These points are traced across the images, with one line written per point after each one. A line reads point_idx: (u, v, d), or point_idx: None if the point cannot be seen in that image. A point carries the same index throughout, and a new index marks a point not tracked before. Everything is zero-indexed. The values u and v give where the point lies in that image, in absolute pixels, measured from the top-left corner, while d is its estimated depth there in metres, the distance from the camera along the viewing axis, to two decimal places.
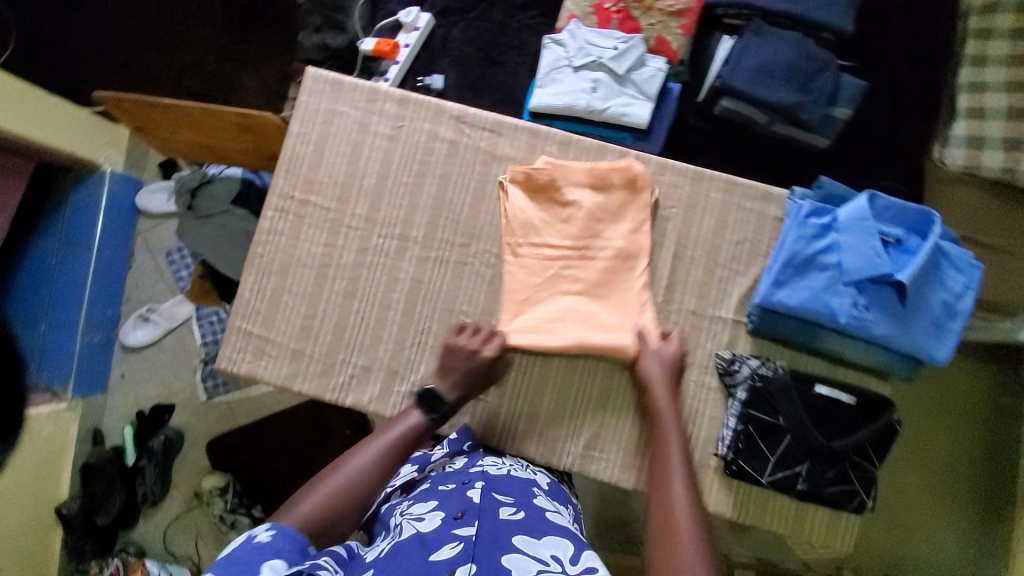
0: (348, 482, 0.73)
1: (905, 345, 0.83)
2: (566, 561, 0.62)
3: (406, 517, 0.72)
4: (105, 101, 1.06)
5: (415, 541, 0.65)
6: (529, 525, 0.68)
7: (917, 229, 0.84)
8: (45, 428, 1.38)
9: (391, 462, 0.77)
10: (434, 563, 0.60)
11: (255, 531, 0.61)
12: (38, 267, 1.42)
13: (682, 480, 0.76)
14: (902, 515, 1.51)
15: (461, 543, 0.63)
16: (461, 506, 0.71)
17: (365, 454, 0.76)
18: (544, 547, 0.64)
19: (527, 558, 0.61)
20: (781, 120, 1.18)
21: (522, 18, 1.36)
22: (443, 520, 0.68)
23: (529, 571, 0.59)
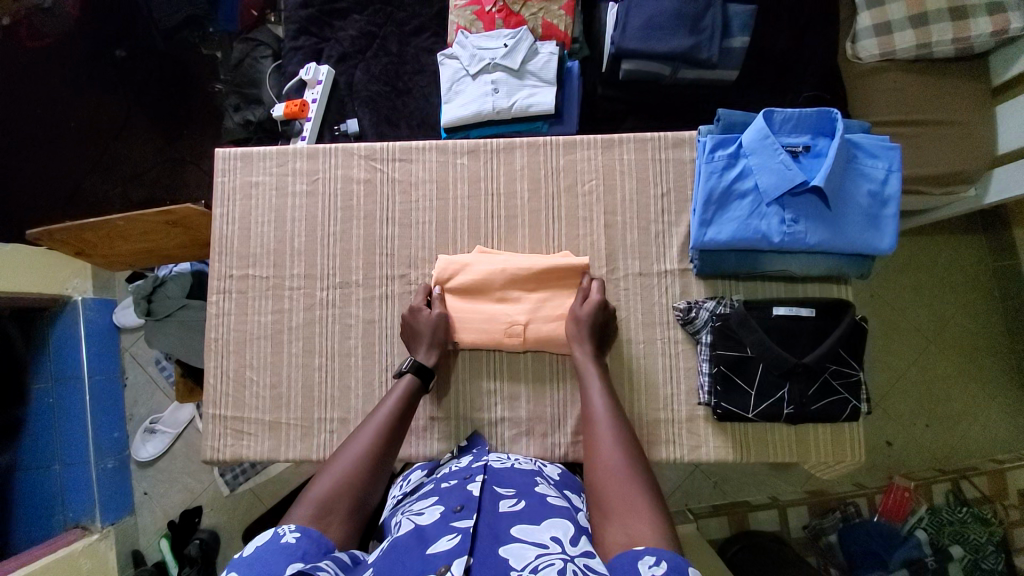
0: (359, 463, 0.72)
1: (843, 245, 0.84)
2: (566, 542, 0.60)
3: (406, 514, 0.71)
4: (39, 238, 1.09)
5: (413, 538, 0.63)
6: (529, 513, 0.66)
7: (822, 132, 0.86)
8: (86, 563, 1.38)
9: (395, 433, 0.79)
10: (430, 558, 0.58)
11: (281, 530, 0.60)
12: (40, 408, 1.46)
13: (608, 424, 0.75)
14: (938, 406, 1.48)
15: (460, 535, 0.61)
16: (461, 499, 0.69)
17: (367, 433, 0.77)
18: (544, 531, 0.62)
19: (526, 546, 0.59)
20: (684, 66, 1.15)
21: (417, 42, 1.36)
22: (442, 514, 0.67)
23: (527, 558, 0.56)
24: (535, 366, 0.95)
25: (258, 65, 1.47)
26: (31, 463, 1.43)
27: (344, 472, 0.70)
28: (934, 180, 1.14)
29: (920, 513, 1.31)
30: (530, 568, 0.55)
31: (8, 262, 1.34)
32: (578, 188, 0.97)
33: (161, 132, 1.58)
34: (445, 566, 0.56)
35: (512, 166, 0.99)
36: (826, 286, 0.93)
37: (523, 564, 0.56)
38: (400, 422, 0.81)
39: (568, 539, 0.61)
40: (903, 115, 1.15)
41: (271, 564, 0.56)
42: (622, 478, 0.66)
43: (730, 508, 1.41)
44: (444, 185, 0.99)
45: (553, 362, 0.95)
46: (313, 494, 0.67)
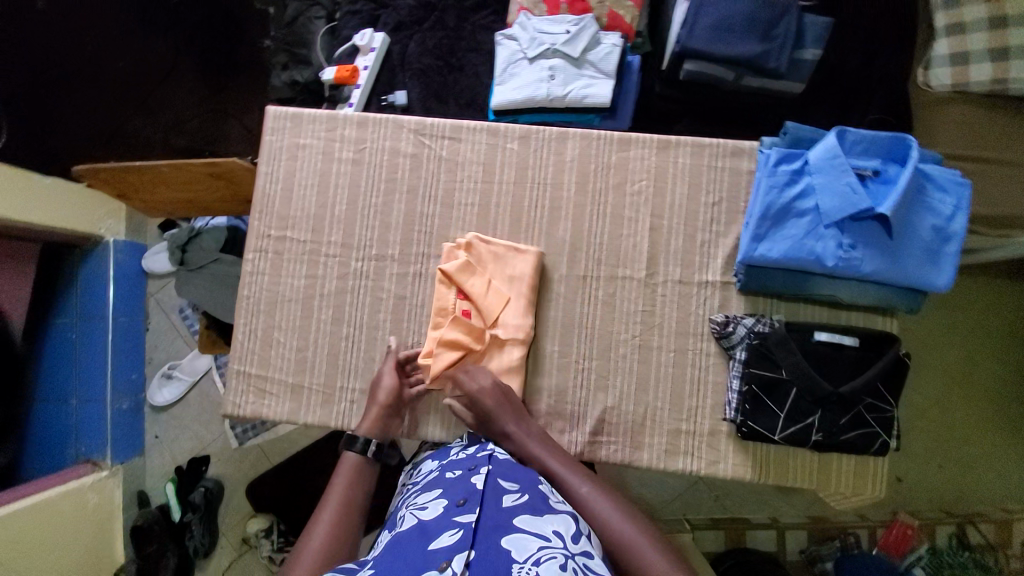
0: (321, 551, 0.71)
1: (897, 278, 0.81)
2: (568, 538, 0.61)
3: (410, 507, 0.70)
4: (84, 175, 1.09)
5: (415, 532, 0.63)
6: (531, 507, 0.66)
7: (892, 160, 0.83)
8: (92, 497, 1.41)
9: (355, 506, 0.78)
10: (433, 552, 0.58)
11: None
12: (62, 342, 1.50)
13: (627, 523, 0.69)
14: (955, 449, 1.45)
15: (462, 530, 0.61)
16: (464, 492, 0.68)
17: (324, 518, 0.75)
18: (545, 523, 0.63)
19: (527, 537, 0.59)
20: (749, 73, 1.11)
21: (475, 18, 1.33)
22: (446, 508, 0.66)
23: (529, 550, 0.57)
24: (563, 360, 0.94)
25: (311, 25, 1.46)
26: (51, 396, 1.48)
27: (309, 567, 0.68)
28: (991, 222, 1.10)
29: (920, 552, 1.31)
30: (532, 561, 0.56)
31: (45, 194, 1.34)
32: (627, 186, 0.95)
33: (206, 81, 1.58)
34: (445, 562, 0.56)
35: (562, 157, 0.97)
36: (870, 316, 0.90)
37: (525, 557, 0.56)
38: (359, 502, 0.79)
39: (569, 536, 0.62)
40: (967, 149, 1.10)
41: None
42: (621, 525, 0.69)
43: (729, 523, 1.40)
44: (491, 169, 0.98)
45: (580, 345, 0.93)
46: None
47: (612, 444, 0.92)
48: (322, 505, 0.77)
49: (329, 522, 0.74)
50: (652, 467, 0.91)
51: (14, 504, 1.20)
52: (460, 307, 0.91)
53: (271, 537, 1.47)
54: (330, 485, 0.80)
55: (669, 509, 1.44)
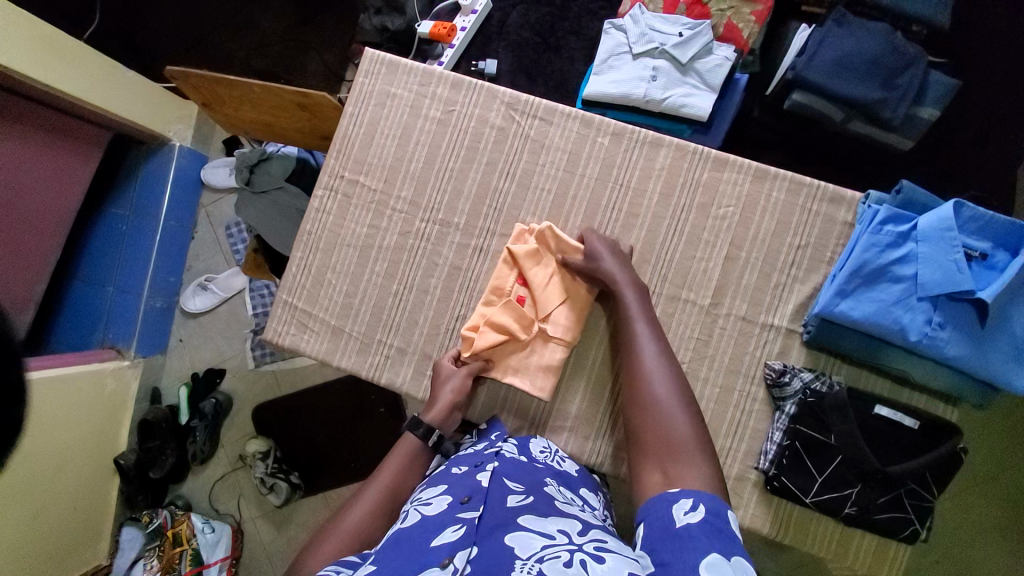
0: (353, 535, 0.68)
1: (980, 370, 0.76)
2: (573, 534, 0.57)
3: (414, 502, 0.69)
4: (176, 77, 1.10)
5: (418, 528, 0.61)
6: (537, 506, 0.63)
7: (1006, 245, 0.77)
8: (110, 383, 1.45)
9: (396, 499, 0.75)
10: (435, 548, 0.56)
11: None
12: (112, 232, 1.53)
13: (656, 360, 0.75)
14: (967, 552, 1.39)
15: (464, 526, 0.59)
16: (468, 490, 0.67)
17: (367, 500, 0.73)
18: (550, 523, 0.59)
19: (531, 535, 0.55)
20: (860, 118, 1.04)
21: (583, 1, 1.28)
22: (449, 504, 0.65)
23: (532, 548, 0.53)
24: (603, 370, 0.92)
25: None
26: (91, 276, 1.51)
27: (340, 546, 0.67)
28: None
29: None
30: (535, 558, 0.51)
31: (126, 87, 1.36)
32: (712, 209, 0.91)
33: (300, 8, 1.56)
34: (447, 558, 0.54)
35: (651, 163, 0.93)
36: (934, 401, 0.85)
37: (528, 555, 0.52)
38: (399, 493, 0.75)
39: (575, 532, 0.57)
40: None
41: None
42: (672, 411, 0.69)
43: None
44: (575, 159, 0.94)
45: None
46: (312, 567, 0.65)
47: None
48: (369, 486, 0.75)
49: (369, 506, 0.72)
50: None
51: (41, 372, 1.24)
52: (517, 292, 0.90)
53: (267, 460, 1.49)
54: (382, 466, 0.78)
55: None
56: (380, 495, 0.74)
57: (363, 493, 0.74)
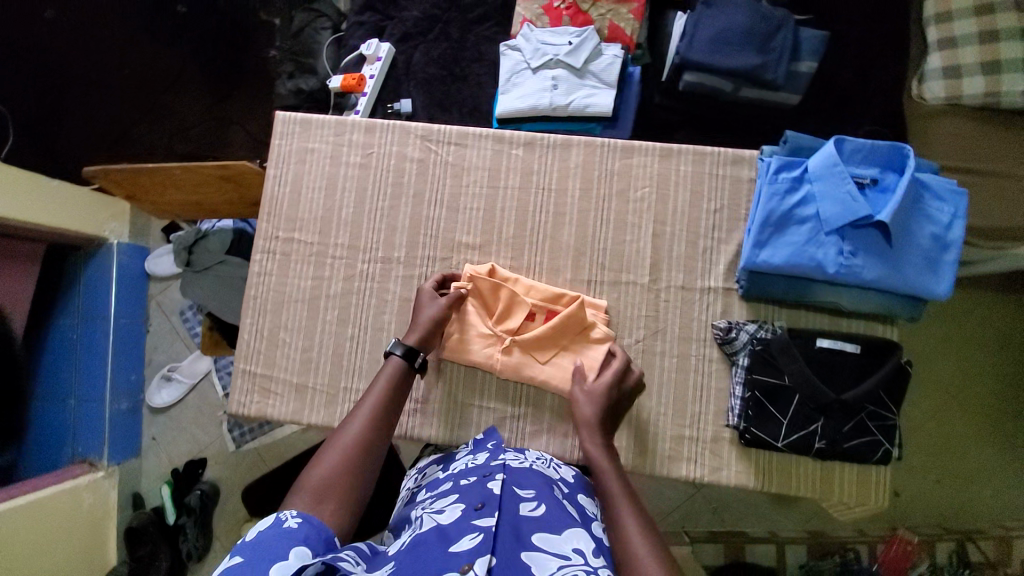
0: (350, 450, 0.71)
1: (898, 285, 0.82)
2: (589, 553, 0.61)
3: (427, 510, 0.69)
4: (95, 176, 1.11)
5: (435, 534, 0.61)
6: (550, 519, 0.65)
7: (890, 168, 0.85)
8: (87, 497, 1.39)
9: (390, 414, 0.77)
10: (454, 554, 0.56)
11: (283, 515, 0.60)
12: (62, 343, 1.49)
13: (628, 503, 0.70)
14: (955, 464, 1.44)
15: (482, 534, 0.59)
16: (481, 496, 0.67)
17: (363, 412, 0.75)
18: (565, 542, 0.62)
19: (548, 556, 0.59)
20: (747, 85, 1.13)
21: (479, 30, 1.35)
22: (463, 512, 0.64)
23: (550, 568, 0.58)
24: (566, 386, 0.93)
25: (318, 35, 1.48)
26: (50, 394, 1.46)
27: (339, 456, 0.69)
28: (986, 234, 1.11)
29: (921, 569, 1.29)
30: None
31: (54, 197, 1.35)
32: (631, 193, 0.96)
33: (212, 89, 1.60)
34: (467, 565, 0.55)
35: (566, 164, 0.98)
36: (871, 324, 0.91)
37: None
38: (396, 402, 0.79)
39: (590, 550, 0.61)
40: (961, 162, 1.12)
41: (280, 549, 0.55)
42: (644, 544, 0.64)
43: (728, 537, 1.38)
44: (496, 174, 0.99)
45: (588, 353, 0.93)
46: (312, 477, 0.67)
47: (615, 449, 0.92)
48: (364, 400, 0.78)
49: (365, 420, 0.74)
50: (655, 473, 0.91)
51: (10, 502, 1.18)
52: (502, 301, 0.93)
53: None
54: (374, 382, 0.80)
55: (665, 519, 1.44)
56: (375, 408, 0.76)
57: (357, 409, 0.76)
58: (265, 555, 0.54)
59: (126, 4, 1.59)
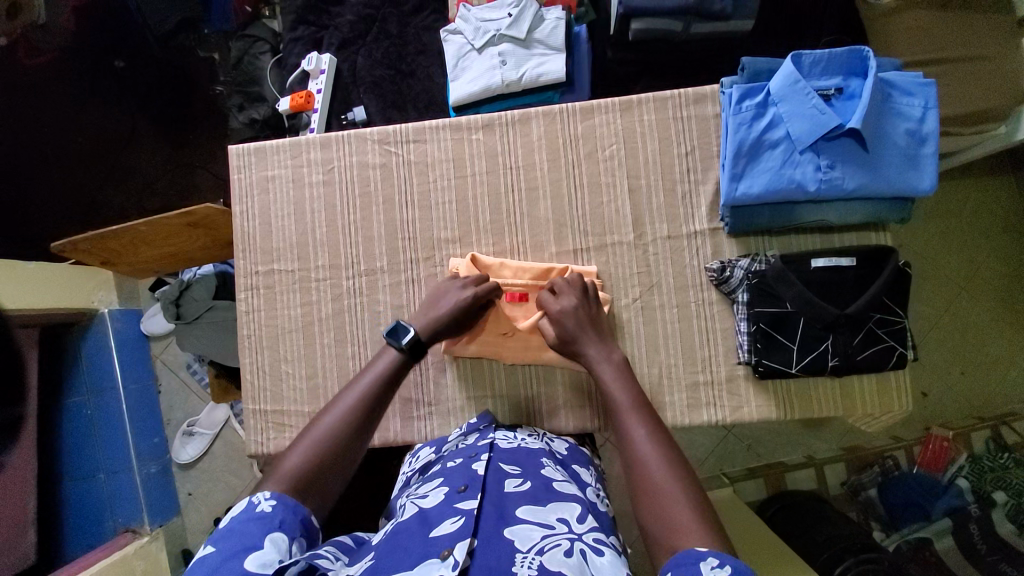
0: (329, 439, 0.66)
1: (882, 189, 0.81)
2: (573, 521, 0.60)
3: (411, 497, 0.69)
4: (64, 249, 1.10)
5: (416, 520, 0.61)
6: (534, 493, 0.66)
7: (854, 72, 0.83)
8: (139, 564, 1.40)
9: (377, 404, 0.73)
10: (434, 540, 0.56)
11: (256, 497, 0.58)
12: (77, 420, 1.48)
13: (642, 428, 0.67)
14: (977, 353, 1.44)
15: (463, 516, 0.59)
16: (465, 478, 0.68)
17: (348, 401, 0.71)
18: (549, 512, 0.62)
19: (532, 527, 0.59)
20: (696, 19, 1.08)
21: (417, 22, 1.32)
22: (447, 495, 0.65)
23: (532, 541, 0.57)
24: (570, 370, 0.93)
25: (258, 61, 1.45)
26: (77, 473, 1.46)
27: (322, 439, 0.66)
28: (964, 119, 1.07)
29: (960, 462, 1.28)
30: (536, 550, 0.55)
31: (33, 279, 1.32)
32: (599, 153, 0.94)
33: (167, 139, 1.57)
34: (448, 550, 0.54)
35: (529, 138, 0.96)
36: (864, 233, 0.90)
37: (528, 547, 0.56)
38: (388, 389, 0.75)
39: (574, 518, 0.61)
40: (928, 54, 1.08)
41: (250, 534, 0.54)
42: (654, 464, 0.63)
43: (766, 470, 1.41)
44: (462, 164, 0.97)
45: None
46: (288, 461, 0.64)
47: None
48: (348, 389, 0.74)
49: (351, 405, 0.71)
50: (679, 424, 0.91)
51: None
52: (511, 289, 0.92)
53: None
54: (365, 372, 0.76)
55: (703, 467, 1.44)
56: (360, 398, 0.71)
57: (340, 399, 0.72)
58: (234, 541, 0.53)
59: (61, 71, 1.54)
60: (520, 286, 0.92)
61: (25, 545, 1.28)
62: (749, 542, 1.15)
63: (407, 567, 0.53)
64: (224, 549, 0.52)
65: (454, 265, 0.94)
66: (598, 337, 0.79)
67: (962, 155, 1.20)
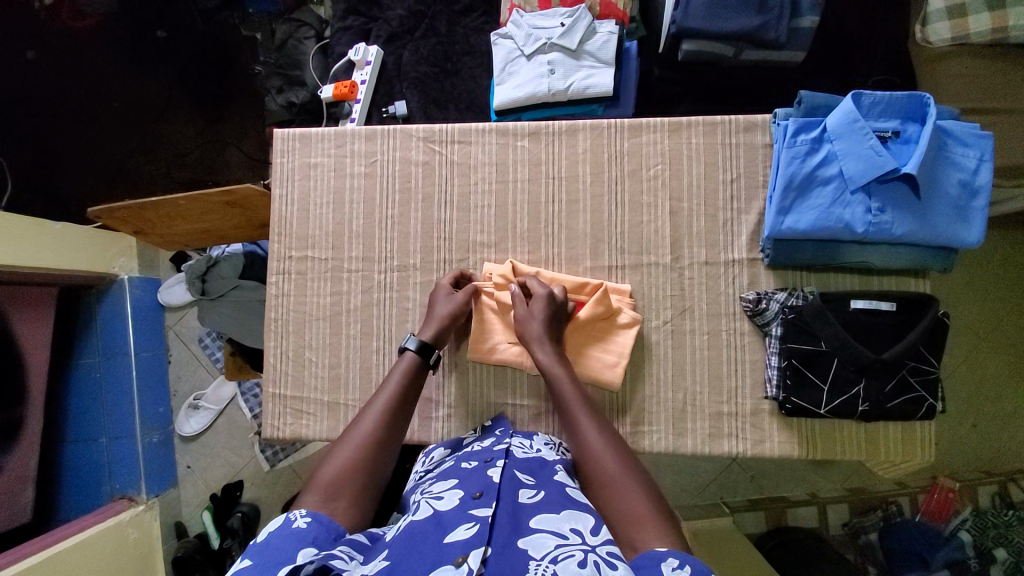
0: (360, 453, 0.69)
1: (930, 237, 0.80)
2: (587, 533, 0.59)
3: (424, 496, 0.69)
4: (100, 216, 1.10)
5: (430, 524, 0.61)
6: (548, 502, 0.65)
7: (913, 117, 0.82)
8: (132, 532, 1.40)
9: (400, 415, 0.76)
10: (448, 546, 0.56)
11: (293, 514, 0.60)
12: (87, 383, 1.50)
13: (593, 427, 0.73)
14: (993, 408, 1.42)
15: (478, 524, 0.59)
16: (480, 485, 0.67)
17: (371, 414, 0.74)
18: (564, 521, 0.61)
19: (546, 535, 0.58)
20: (748, 47, 1.07)
21: (466, 22, 1.32)
22: (461, 500, 0.65)
23: (546, 549, 0.56)
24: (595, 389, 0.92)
25: (302, 46, 1.46)
26: (82, 435, 1.48)
27: (350, 454, 0.68)
28: (1005, 172, 1.08)
29: (965, 515, 1.27)
30: (550, 558, 0.54)
31: (60, 240, 1.32)
32: (643, 172, 0.94)
33: (202, 113, 1.58)
34: (462, 557, 0.54)
35: (574, 150, 0.96)
36: (903, 279, 0.89)
37: (542, 555, 0.55)
38: (408, 398, 0.78)
39: (588, 530, 0.59)
40: (975, 103, 1.07)
41: (283, 548, 0.55)
42: (608, 459, 0.69)
43: (769, 504, 1.40)
44: (504, 168, 0.97)
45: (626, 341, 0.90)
46: (322, 477, 0.66)
47: (654, 432, 0.91)
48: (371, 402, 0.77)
49: (376, 418, 0.73)
50: (698, 452, 0.90)
51: (57, 545, 1.18)
52: None
53: None
54: (385, 381, 0.79)
55: (705, 493, 1.43)
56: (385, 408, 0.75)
57: (365, 412, 0.74)
58: (269, 555, 0.54)
59: (107, 38, 1.55)
60: None
61: (21, 502, 1.28)
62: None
63: (422, 572, 0.53)
64: (262, 562, 0.53)
65: (488, 270, 0.94)
66: (551, 341, 0.84)
67: None
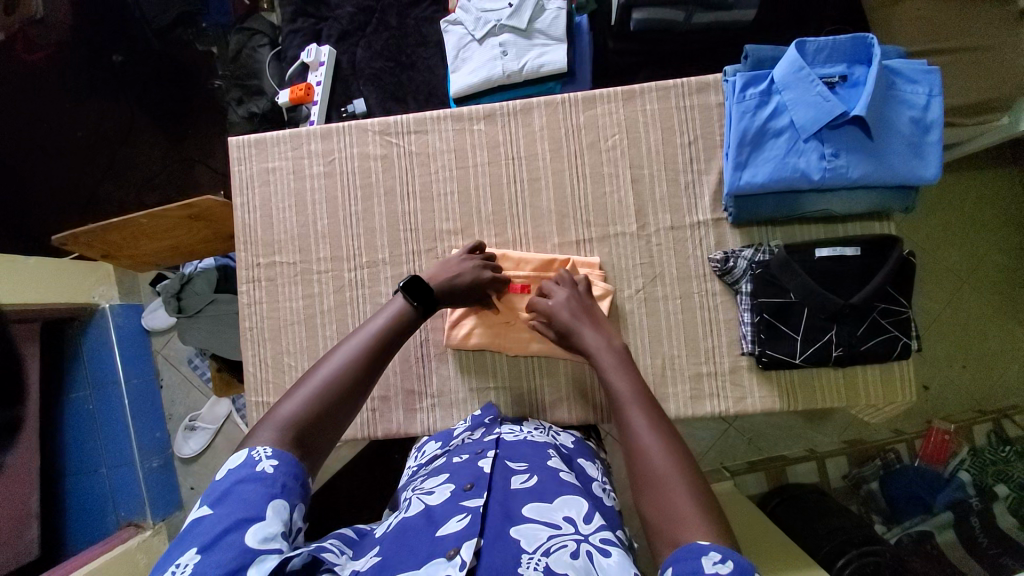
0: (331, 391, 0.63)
1: (887, 177, 0.80)
2: (580, 521, 0.60)
3: (417, 492, 0.69)
4: (66, 243, 1.09)
5: (422, 518, 0.61)
6: (541, 489, 0.65)
7: (858, 59, 0.82)
8: (142, 558, 1.41)
9: (376, 362, 0.69)
10: (440, 539, 0.56)
11: (257, 453, 0.55)
12: (77, 416, 1.45)
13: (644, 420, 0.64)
14: (979, 347, 1.43)
15: (469, 515, 0.59)
16: (472, 476, 0.67)
17: (351, 353, 0.68)
18: (556, 510, 0.62)
19: (537, 527, 0.59)
20: (699, 9, 1.08)
21: (417, 12, 1.30)
22: (453, 493, 0.64)
23: (538, 541, 0.56)
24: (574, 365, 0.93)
25: (257, 54, 1.44)
26: (79, 468, 1.43)
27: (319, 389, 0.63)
28: (969, 110, 1.06)
29: (961, 455, 1.28)
30: (542, 551, 0.55)
31: (35, 273, 1.32)
32: (601, 144, 0.94)
33: (165, 133, 1.57)
34: (454, 549, 0.54)
35: (531, 128, 0.95)
36: (867, 223, 0.89)
37: (534, 547, 0.56)
38: (392, 343, 0.72)
39: (581, 517, 0.61)
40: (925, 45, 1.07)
41: (248, 499, 0.51)
42: (652, 450, 0.60)
43: (767, 463, 1.40)
44: (463, 155, 0.97)
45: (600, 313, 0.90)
46: (288, 409, 0.61)
47: None
48: (343, 345, 0.70)
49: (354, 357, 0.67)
50: (681, 416, 0.91)
51: None
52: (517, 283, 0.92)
53: None
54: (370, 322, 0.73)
55: (705, 460, 1.43)
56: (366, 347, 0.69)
57: (341, 351, 0.68)
58: (233, 506, 0.51)
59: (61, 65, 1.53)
60: (522, 276, 0.92)
61: (26, 540, 1.26)
62: (749, 534, 1.14)
63: (412, 567, 0.53)
64: (220, 515, 0.50)
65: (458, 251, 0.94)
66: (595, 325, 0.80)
67: (968, 146, 1.18)
